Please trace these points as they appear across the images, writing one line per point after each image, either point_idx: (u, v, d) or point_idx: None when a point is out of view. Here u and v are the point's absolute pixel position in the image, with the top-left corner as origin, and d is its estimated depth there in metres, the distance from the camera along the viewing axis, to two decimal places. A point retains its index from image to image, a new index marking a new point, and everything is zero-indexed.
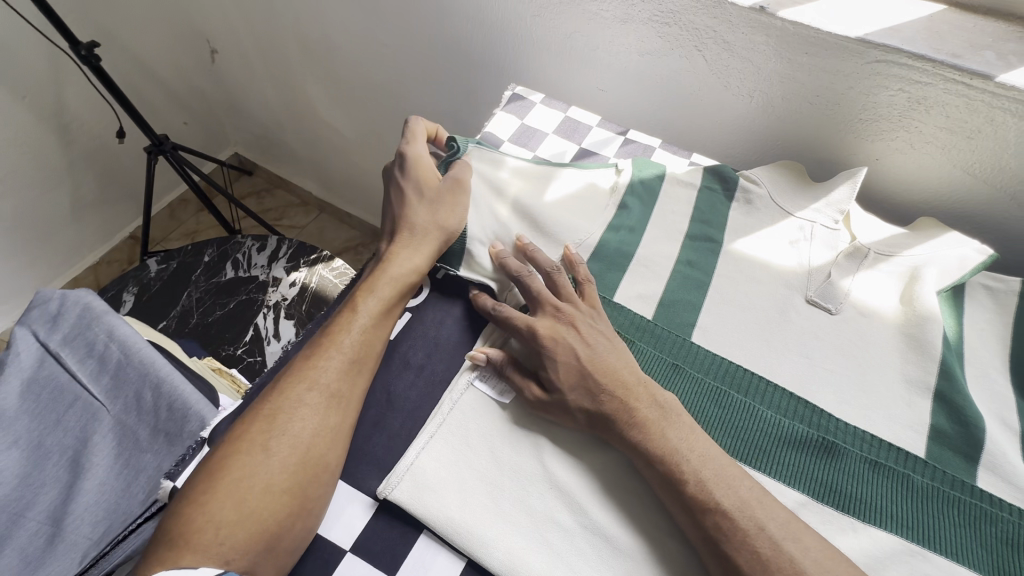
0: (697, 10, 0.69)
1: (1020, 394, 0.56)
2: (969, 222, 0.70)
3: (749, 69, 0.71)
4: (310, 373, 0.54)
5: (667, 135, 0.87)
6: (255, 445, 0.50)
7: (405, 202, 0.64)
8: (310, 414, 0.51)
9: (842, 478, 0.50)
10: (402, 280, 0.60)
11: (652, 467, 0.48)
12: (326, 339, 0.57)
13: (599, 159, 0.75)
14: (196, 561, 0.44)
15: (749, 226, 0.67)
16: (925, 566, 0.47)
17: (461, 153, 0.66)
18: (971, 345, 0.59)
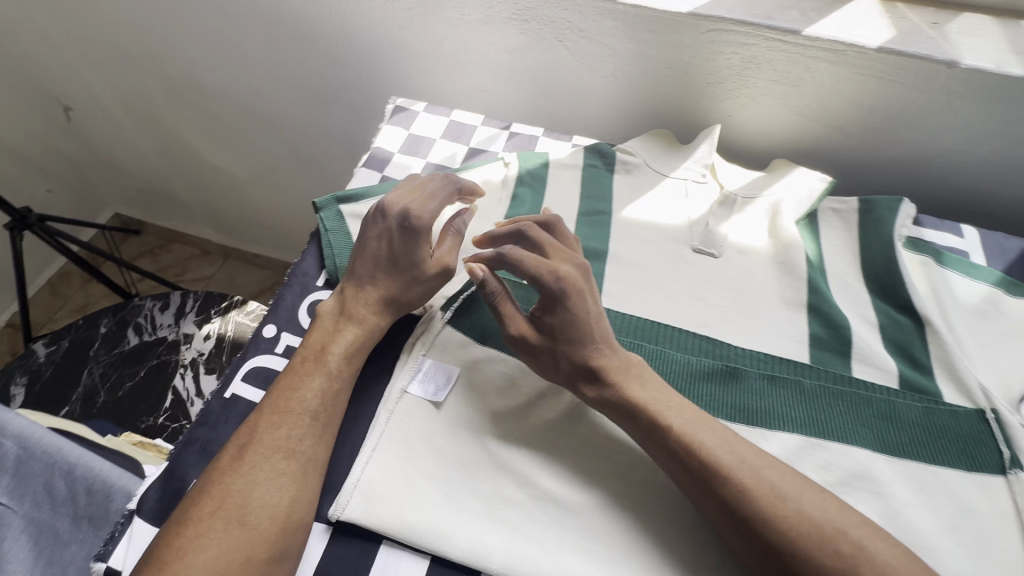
0: (550, 5, 0.75)
1: (875, 292, 0.66)
2: (814, 157, 0.80)
3: (607, 52, 0.78)
4: (272, 445, 0.50)
5: (550, 123, 0.92)
6: (210, 533, 0.46)
7: (385, 260, 0.59)
8: (285, 481, 0.49)
9: (750, 397, 0.57)
10: (371, 333, 0.58)
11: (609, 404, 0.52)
12: (288, 403, 0.52)
13: (488, 155, 0.79)
14: None
15: (635, 193, 0.73)
16: (823, 454, 0.54)
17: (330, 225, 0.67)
18: (830, 261, 0.68)
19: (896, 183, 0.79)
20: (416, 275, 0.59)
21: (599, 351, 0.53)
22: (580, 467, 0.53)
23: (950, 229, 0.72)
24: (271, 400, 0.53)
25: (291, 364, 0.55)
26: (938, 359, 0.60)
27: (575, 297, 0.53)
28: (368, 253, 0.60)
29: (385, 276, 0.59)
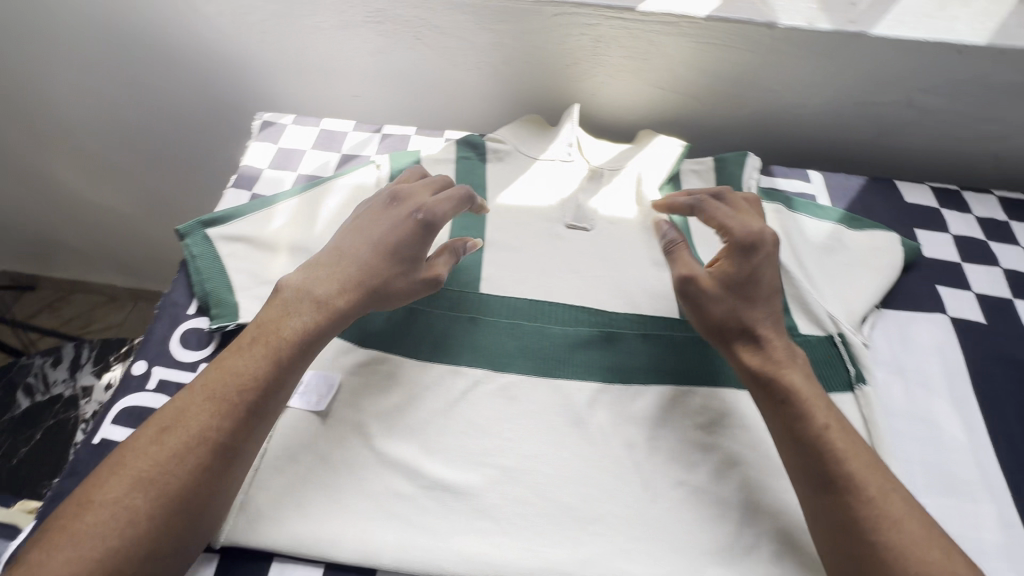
0: (400, 5, 0.75)
1: None
2: (675, 126, 0.86)
3: (466, 46, 0.79)
4: (216, 431, 0.47)
5: (431, 121, 0.92)
6: (101, 523, 0.42)
7: (387, 251, 0.56)
8: (199, 479, 0.45)
9: (623, 358, 0.61)
10: (325, 326, 0.53)
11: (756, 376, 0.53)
12: (242, 378, 0.49)
13: (361, 160, 0.78)
14: None
15: (509, 178, 0.74)
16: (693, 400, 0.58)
17: (197, 253, 0.65)
18: (694, 220, 0.73)
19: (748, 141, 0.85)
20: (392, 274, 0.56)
21: (768, 326, 0.55)
22: (467, 451, 0.54)
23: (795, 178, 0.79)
24: (217, 376, 0.49)
25: (299, 303, 0.54)
26: (792, 296, 0.65)
27: (767, 256, 0.56)
28: (356, 237, 0.57)
29: (368, 262, 0.56)
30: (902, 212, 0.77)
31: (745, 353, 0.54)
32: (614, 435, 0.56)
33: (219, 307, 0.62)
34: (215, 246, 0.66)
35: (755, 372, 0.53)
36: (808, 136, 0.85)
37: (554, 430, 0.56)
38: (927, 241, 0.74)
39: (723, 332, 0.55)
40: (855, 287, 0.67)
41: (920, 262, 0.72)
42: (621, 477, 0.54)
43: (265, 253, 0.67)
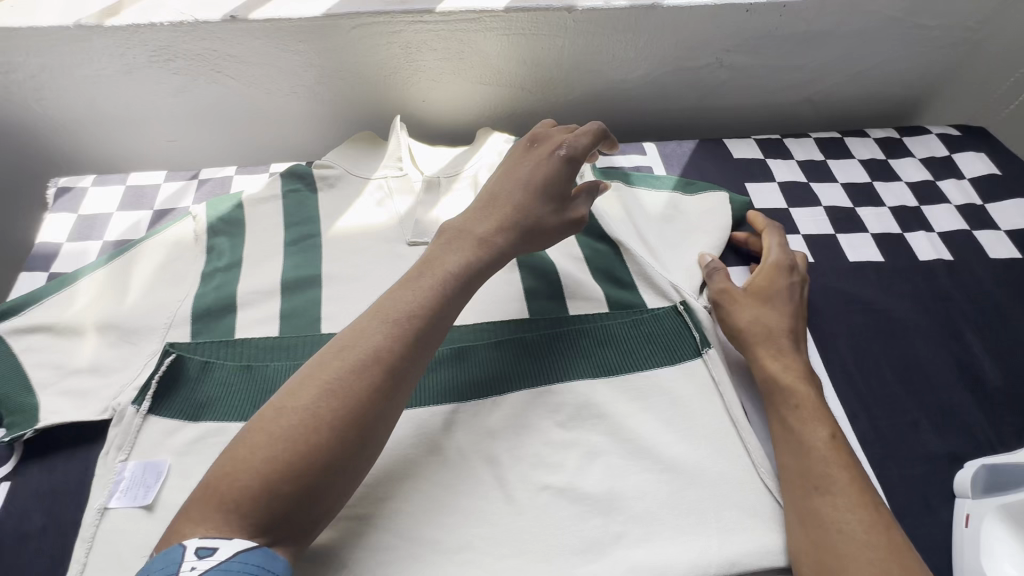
0: (550, 11, 0.70)
1: (855, 370, 0.61)
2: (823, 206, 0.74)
3: (611, 56, 0.76)
4: (516, 216, 0.57)
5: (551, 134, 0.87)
6: (407, 294, 0.50)
7: (783, 286, 0.62)
8: (418, 291, 0.51)
9: (698, 471, 0.53)
10: (541, 219, 0.58)
11: (861, 521, 0.47)
12: (524, 184, 0.59)
13: (470, 160, 0.74)
14: (327, 371, 0.45)
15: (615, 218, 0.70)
16: (769, 547, 0.50)
17: (305, 232, 0.68)
18: (812, 328, 0.64)
19: (906, 234, 0.72)
20: (778, 307, 0.61)
21: None
22: (504, 512, 0.51)
23: (951, 295, 0.67)
24: (476, 210, 0.58)
25: (544, 159, 0.60)
26: (978, 480, 0.52)
27: None
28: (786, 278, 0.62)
29: (773, 281, 0.62)
30: None
31: (834, 500, 0.48)
32: (666, 559, 0.49)
33: (304, 291, 0.64)
34: (317, 223, 0.69)
35: (833, 522, 0.47)
36: (981, 242, 0.72)
37: (600, 522, 0.51)
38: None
39: (833, 476, 0.49)
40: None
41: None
42: None
43: (357, 246, 0.67)
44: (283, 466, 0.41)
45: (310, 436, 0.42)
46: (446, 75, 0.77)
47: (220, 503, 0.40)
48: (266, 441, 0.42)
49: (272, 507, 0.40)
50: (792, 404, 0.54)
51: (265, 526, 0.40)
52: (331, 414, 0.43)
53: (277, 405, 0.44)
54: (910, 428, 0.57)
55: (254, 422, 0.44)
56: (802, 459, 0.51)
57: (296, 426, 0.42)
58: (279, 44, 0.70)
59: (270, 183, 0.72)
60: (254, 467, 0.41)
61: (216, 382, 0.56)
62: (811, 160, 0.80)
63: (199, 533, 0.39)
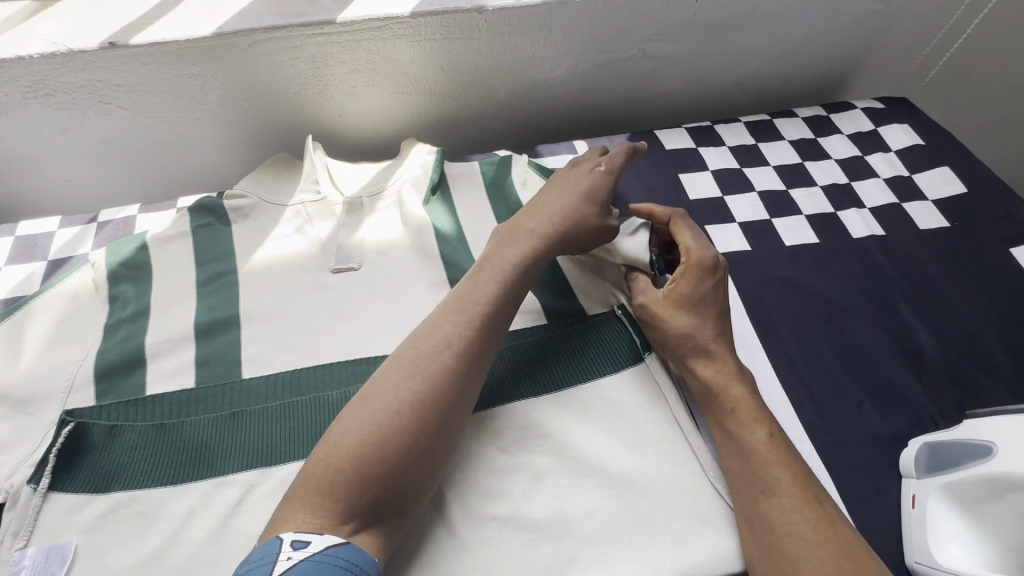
0: (461, 12, 0.67)
1: (797, 356, 0.60)
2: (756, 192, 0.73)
3: (531, 55, 0.74)
4: (567, 215, 0.59)
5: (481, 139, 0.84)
6: (474, 287, 0.54)
7: (700, 293, 0.58)
8: (483, 285, 0.54)
9: (647, 482, 0.51)
10: (585, 220, 0.59)
11: (808, 520, 0.47)
12: (571, 190, 0.61)
13: (392, 176, 0.71)
14: (405, 364, 0.48)
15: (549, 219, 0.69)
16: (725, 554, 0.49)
17: (218, 269, 0.63)
18: (752, 319, 0.63)
19: (839, 212, 0.72)
20: (700, 316, 0.57)
21: None
22: (448, 552, 0.48)
23: (885, 270, 0.67)
24: (528, 212, 0.61)
25: (588, 171, 0.63)
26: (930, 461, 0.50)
27: None
28: (703, 282, 0.58)
29: (689, 291, 0.58)
30: None
31: (780, 501, 0.48)
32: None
33: (221, 334, 0.59)
34: (232, 258, 0.64)
35: (783, 525, 0.47)
36: (910, 213, 0.72)
37: (551, 548, 0.49)
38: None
39: (777, 477, 0.49)
40: (988, 417, 0.49)
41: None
42: None
43: (277, 279, 0.63)
44: (368, 453, 0.44)
45: (392, 424, 0.45)
46: (360, 87, 0.73)
47: (318, 491, 0.43)
48: (356, 429, 0.45)
49: (363, 488, 0.43)
50: (730, 409, 0.53)
51: (359, 511, 0.42)
52: (414, 400, 0.46)
53: (366, 396, 0.47)
54: (855, 410, 0.57)
55: (341, 417, 0.47)
56: (745, 464, 0.50)
57: (381, 415, 0.45)
58: (170, 69, 0.65)
59: (177, 219, 0.66)
60: (346, 451, 0.44)
61: (125, 447, 0.51)
62: (742, 145, 0.79)
63: (295, 527, 0.42)
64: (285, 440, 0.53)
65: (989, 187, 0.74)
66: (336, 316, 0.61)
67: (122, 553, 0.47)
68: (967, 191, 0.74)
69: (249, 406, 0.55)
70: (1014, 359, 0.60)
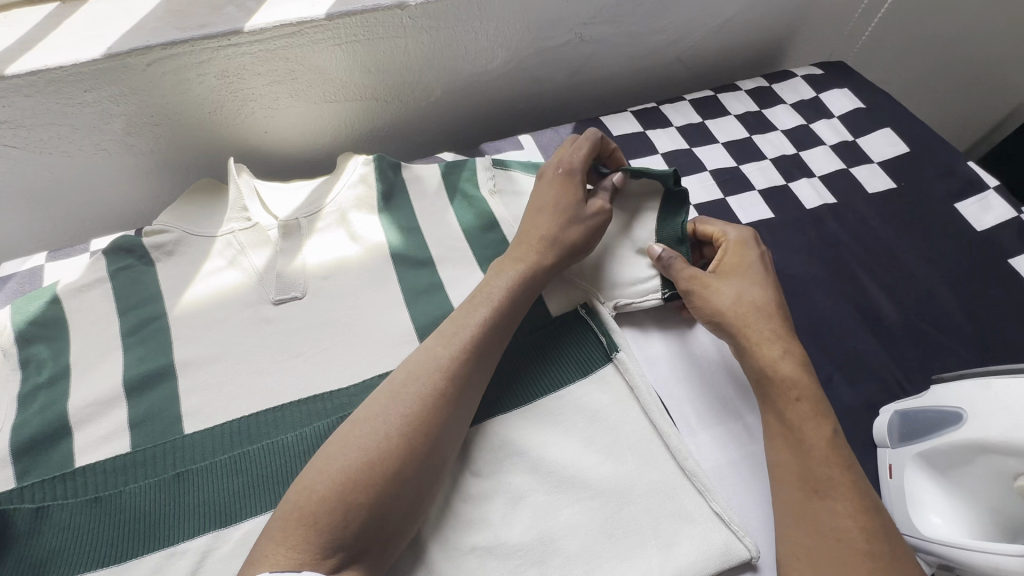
0: (382, 10, 0.62)
1: None
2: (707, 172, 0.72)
3: (464, 49, 0.70)
4: (544, 230, 0.56)
5: (424, 141, 0.80)
6: (465, 309, 0.51)
7: (750, 263, 0.57)
8: (474, 307, 0.51)
9: (630, 486, 0.50)
10: (560, 236, 0.56)
11: (860, 529, 0.43)
12: (543, 208, 0.58)
13: (327, 190, 0.66)
14: (396, 387, 0.45)
15: (502, 212, 0.66)
16: (716, 553, 0.47)
17: (145, 315, 0.58)
18: None
19: (790, 184, 0.72)
20: (752, 284, 0.55)
21: None
22: None
23: (841, 239, 0.67)
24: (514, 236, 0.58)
25: (551, 180, 0.59)
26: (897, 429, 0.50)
27: None
28: (752, 253, 0.57)
29: (741, 262, 0.57)
30: (976, 283, 0.64)
31: (835, 504, 0.45)
32: None
33: (155, 387, 0.54)
34: (160, 301, 0.58)
35: (832, 527, 0.44)
36: (858, 178, 0.72)
37: (537, 572, 0.46)
38: (1007, 320, 0.61)
39: (835, 479, 0.46)
40: (953, 379, 0.48)
41: (990, 350, 0.59)
42: None
43: (214, 317, 0.58)
44: (360, 479, 0.41)
45: (383, 449, 0.42)
46: (283, 99, 0.67)
47: (301, 521, 0.39)
48: (346, 454, 0.42)
49: (352, 521, 0.40)
50: (794, 398, 0.50)
51: (343, 543, 0.39)
52: (407, 424, 0.43)
53: (357, 421, 0.44)
54: (826, 384, 0.57)
55: (327, 444, 0.44)
56: (802, 462, 0.47)
57: (369, 440, 0.42)
58: (60, 98, 0.58)
59: (92, 264, 0.60)
60: (329, 474, 0.41)
61: (57, 528, 0.46)
62: (690, 124, 0.77)
63: (269, 566, 0.38)
64: (240, 497, 0.49)
65: (930, 144, 0.75)
66: (283, 350, 0.56)
67: None
68: (909, 151, 0.74)
69: (195, 465, 0.50)
70: (968, 313, 0.61)
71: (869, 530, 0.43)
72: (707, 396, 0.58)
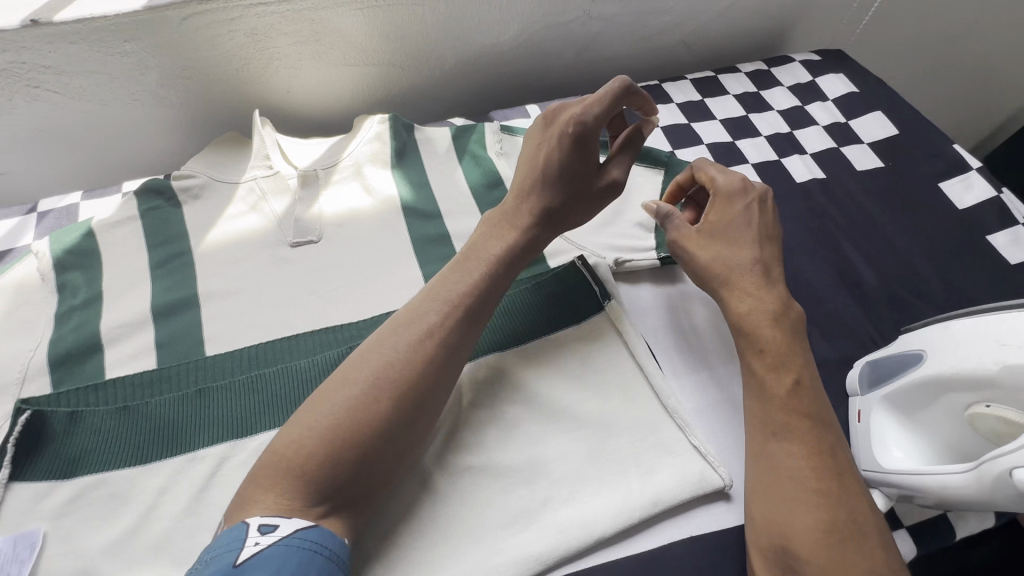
0: None
1: None
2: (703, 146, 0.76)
3: (477, 19, 0.74)
4: (545, 198, 0.57)
5: (436, 108, 0.84)
6: (454, 281, 0.53)
7: (733, 216, 0.58)
8: (463, 282, 0.53)
9: (615, 421, 0.54)
10: (562, 208, 0.57)
11: (812, 469, 0.46)
12: (547, 169, 0.56)
13: (343, 145, 0.70)
14: (388, 343, 0.48)
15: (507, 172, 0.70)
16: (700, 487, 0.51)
17: (173, 250, 0.62)
18: None
19: (783, 159, 0.76)
20: (732, 242, 0.57)
21: None
22: (427, 502, 0.49)
23: (827, 210, 0.71)
24: (514, 192, 0.58)
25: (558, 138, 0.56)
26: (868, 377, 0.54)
27: None
28: (738, 206, 0.58)
29: (723, 218, 0.58)
30: (952, 255, 0.67)
31: (788, 447, 0.48)
32: (603, 516, 0.49)
33: (180, 315, 0.58)
34: (187, 239, 0.63)
35: (784, 466, 0.47)
36: (847, 156, 0.76)
37: (525, 491, 0.50)
38: (981, 289, 0.64)
39: (791, 424, 0.49)
40: (918, 328, 0.52)
41: None
42: (589, 556, 0.49)
43: (236, 254, 0.62)
44: (346, 430, 0.43)
45: (370, 409, 0.44)
46: (306, 60, 0.71)
47: (288, 470, 0.42)
48: (336, 401, 0.44)
49: (335, 471, 0.42)
50: (758, 350, 0.53)
51: (326, 494, 0.42)
52: (394, 377, 0.46)
53: (344, 372, 0.46)
54: (804, 339, 0.60)
55: (322, 388, 0.46)
56: (761, 406, 0.51)
57: (354, 395, 0.45)
58: (101, 47, 0.62)
59: (124, 203, 0.64)
60: (318, 419, 0.44)
61: (87, 430, 0.50)
62: (690, 101, 0.81)
63: (261, 511, 0.41)
64: (254, 413, 0.53)
65: (919, 127, 0.78)
66: (298, 287, 0.61)
67: (95, 533, 0.47)
68: (898, 133, 0.78)
69: (215, 382, 0.54)
70: (944, 282, 0.65)
71: (819, 470, 0.47)
72: (696, 349, 0.62)
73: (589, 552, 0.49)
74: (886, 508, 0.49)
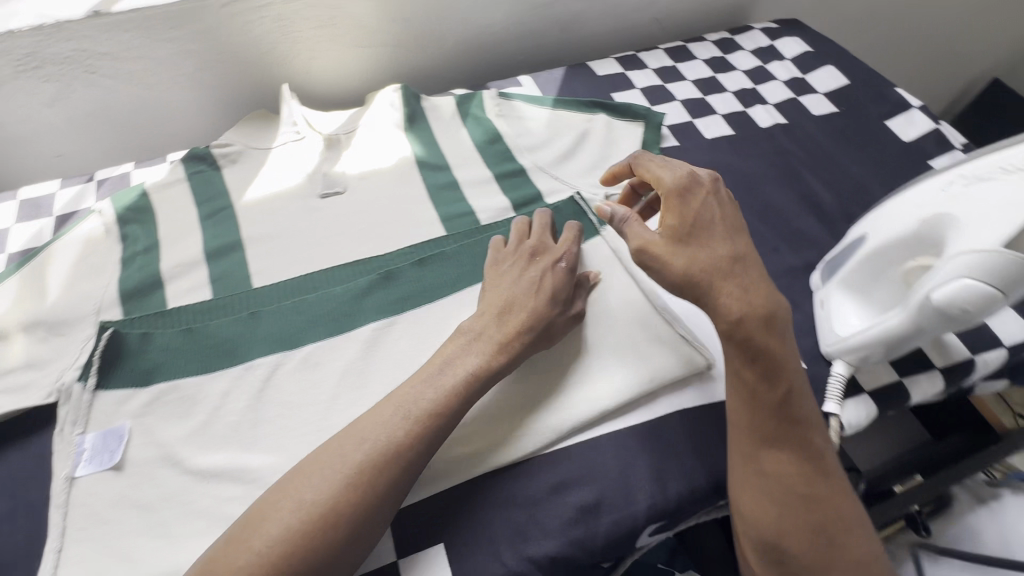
0: None
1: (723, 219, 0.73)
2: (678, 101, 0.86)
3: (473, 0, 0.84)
4: (534, 312, 0.57)
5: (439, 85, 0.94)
6: (413, 391, 0.51)
7: (698, 221, 0.52)
8: (424, 393, 0.51)
9: (614, 321, 0.62)
10: (544, 330, 0.57)
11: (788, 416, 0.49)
12: (534, 288, 0.58)
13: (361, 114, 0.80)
14: (351, 448, 0.47)
15: (506, 129, 0.80)
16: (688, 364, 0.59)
17: (217, 204, 0.71)
18: None
19: (748, 109, 0.86)
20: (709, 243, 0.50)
21: None
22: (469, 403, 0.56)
23: (789, 149, 0.80)
24: (485, 307, 0.58)
25: (547, 268, 0.60)
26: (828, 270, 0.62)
27: None
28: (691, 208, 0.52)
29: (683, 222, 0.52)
30: (900, 179, 0.76)
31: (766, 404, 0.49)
32: (606, 395, 0.56)
33: (229, 255, 0.67)
34: (229, 195, 0.72)
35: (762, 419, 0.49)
36: (804, 104, 0.86)
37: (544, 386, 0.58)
38: None
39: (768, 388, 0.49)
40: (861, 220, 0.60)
41: None
42: (598, 428, 0.56)
43: (273, 206, 0.71)
44: (298, 537, 0.43)
45: (327, 529, 0.44)
46: (324, 43, 0.81)
47: None
48: (284, 512, 0.44)
49: None
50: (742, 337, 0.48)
51: None
52: (347, 504, 0.45)
53: (297, 483, 0.45)
54: (774, 251, 0.69)
55: (277, 488, 0.46)
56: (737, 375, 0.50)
57: (303, 509, 0.44)
58: (151, 33, 0.71)
59: (172, 168, 0.73)
60: (259, 545, 0.43)
61: (157, 347, 0.58)
62: (663, 67, 0.91)
63: None
64: (300, 328, 0.61)
65: (866, 77, 0.88)
66: (329, 229, 0.69)
67: (171, 428, 0.54)
68: (848, 82, 0.88)
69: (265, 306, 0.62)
70: None
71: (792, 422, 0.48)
72: None
73: (596, 428, 0.56)
74: (848, 374, 0.57)
